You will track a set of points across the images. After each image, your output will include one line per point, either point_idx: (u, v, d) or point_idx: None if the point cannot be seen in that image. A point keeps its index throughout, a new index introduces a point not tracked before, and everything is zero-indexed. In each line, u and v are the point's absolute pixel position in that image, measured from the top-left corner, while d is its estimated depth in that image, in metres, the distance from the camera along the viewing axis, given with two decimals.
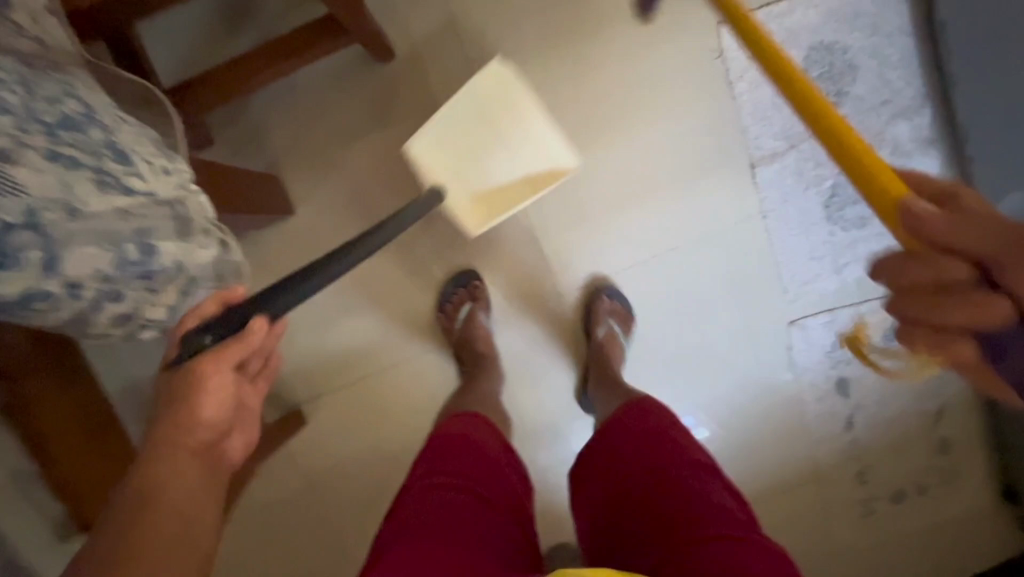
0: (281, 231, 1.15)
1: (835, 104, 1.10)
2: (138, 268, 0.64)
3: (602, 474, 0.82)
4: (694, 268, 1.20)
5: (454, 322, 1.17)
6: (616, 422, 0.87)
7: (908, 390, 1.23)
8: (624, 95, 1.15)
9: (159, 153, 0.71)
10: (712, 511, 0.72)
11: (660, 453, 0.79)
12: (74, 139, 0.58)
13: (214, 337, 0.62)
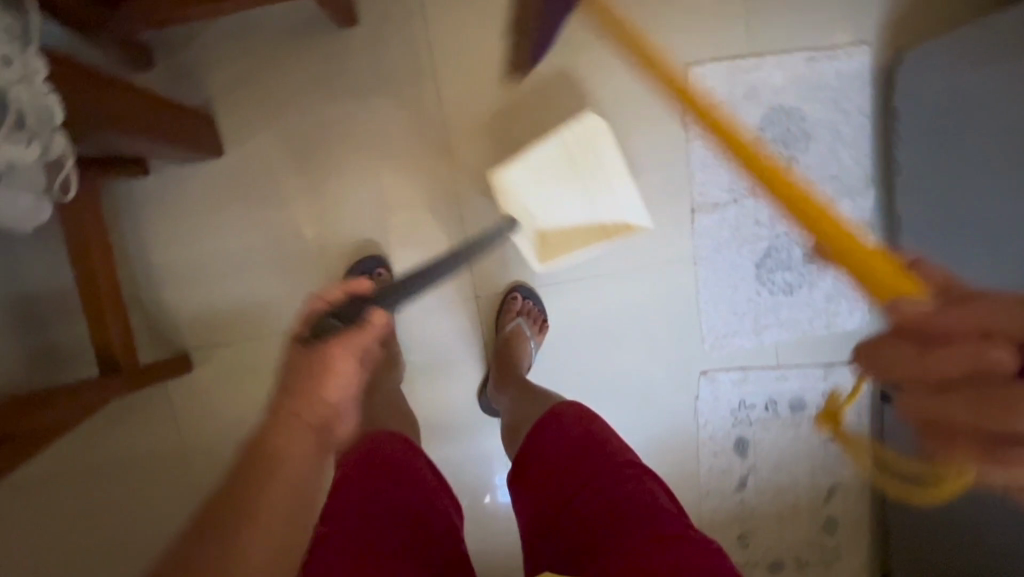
0: (204, 169, 1.04)
1: (785, 166, 1.11)
2: None
3: (543, 479, 0.69)
4: (616, 299, 1.12)
5: None
6: (553, 422, 0.73)
7: (813, 464, 1.21)
8: (588, 106, 1.08)
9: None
10: (660, 513, 0.62)
11: (595, 456, 0.68)
12: None
13: (341, 320, 0.54)
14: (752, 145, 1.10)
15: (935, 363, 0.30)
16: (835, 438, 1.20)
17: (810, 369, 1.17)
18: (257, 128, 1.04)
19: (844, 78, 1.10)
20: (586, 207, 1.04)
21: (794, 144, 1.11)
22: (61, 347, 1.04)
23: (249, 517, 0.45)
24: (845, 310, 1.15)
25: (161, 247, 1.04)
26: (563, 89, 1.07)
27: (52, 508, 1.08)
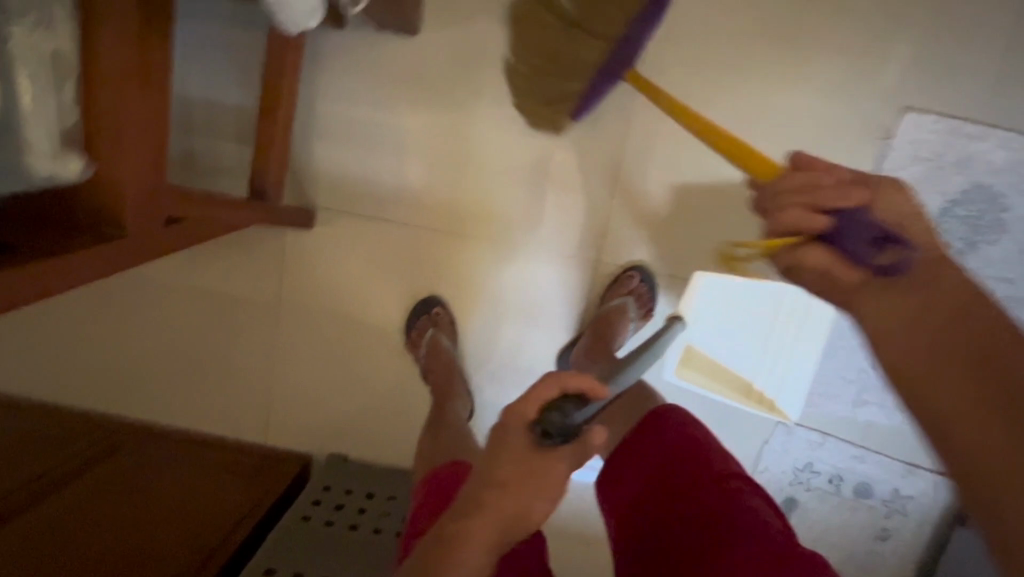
0: (393, 43, 1.04)
1: (963, 251, 1.02)
2: None
3: (643, 479, 0.77)
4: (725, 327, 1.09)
5: (417, 349, 1.09)
6: (659, 421, 0.81)
7: (851, 553, 1.16)
8: (784, 114, 1.02)
9: None
10: (758, 524, 0.66)
11: (703, 465, 0.74)
12: None
13: (568, 427, 0.52)
14: (937, 217, 1.02)
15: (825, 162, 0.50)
16: (887, 537, 1.15)
17: (891, 460, 1.12)
18: (458, 20, 1.03)
19: None
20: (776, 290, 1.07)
21: (984, 232, 1.01)
22: (209, 163, 1.08)
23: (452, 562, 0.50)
24: None
25: (327, 102, 1.06)
26: (766, 86, 1.01)
27: (142, 303, 1.13)
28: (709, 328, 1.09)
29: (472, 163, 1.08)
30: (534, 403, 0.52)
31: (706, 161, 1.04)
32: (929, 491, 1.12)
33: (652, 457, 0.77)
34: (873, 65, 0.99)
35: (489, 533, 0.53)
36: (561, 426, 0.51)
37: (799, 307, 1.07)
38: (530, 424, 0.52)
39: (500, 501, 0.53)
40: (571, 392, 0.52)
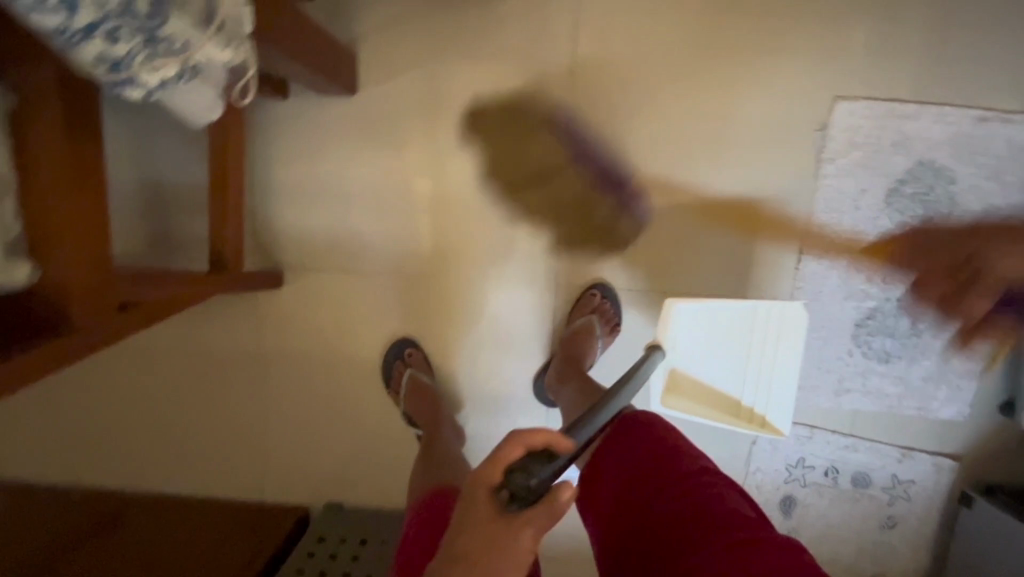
0: (336, 106, 1.09)
1: (916, 232, 1.03)
2: (150, 39, 0.40)
3: (621, 481, 0.77)
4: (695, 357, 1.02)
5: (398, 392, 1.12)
6: (625, 428, 0.81)
7: (860, 546, 1.13)
8: (719, 118, 1.04)
9: None
10: (728, 515, 0.67)
11: (670, 463, 0.75)
12: None
13: (532, 484, 0.49)
14: (887, 198, 1.02)
15: (498, 458, 0.51)
16: (894, 526, 1.12)
17: (884, 446, 1.10)
18: (397, 70, 1.07)
19: (1013, 146, 0.99)
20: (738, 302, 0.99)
21: (934, 209, 1.02)
22: (182, 240, 1.14)
23: None
24: (943, 394, 1.07)
25: (283, 166, 1.12)
26: (695, 97, 1.04)
27: (134, 378, 1.17)
28: (691, 347, 1.01)
29: (429, 206, 1.12)
30: (497, 467, 0.51)
31: (650, 174, 1.07)
32: (930, 474, 1.09)
33: (631, 456, 0.78)
34: (799, 63, 1.01)
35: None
36: (525, 488, 0.49)
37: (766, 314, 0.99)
38: (493, 490, 0.51)
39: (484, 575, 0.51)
40: (533, 451, 0.52)
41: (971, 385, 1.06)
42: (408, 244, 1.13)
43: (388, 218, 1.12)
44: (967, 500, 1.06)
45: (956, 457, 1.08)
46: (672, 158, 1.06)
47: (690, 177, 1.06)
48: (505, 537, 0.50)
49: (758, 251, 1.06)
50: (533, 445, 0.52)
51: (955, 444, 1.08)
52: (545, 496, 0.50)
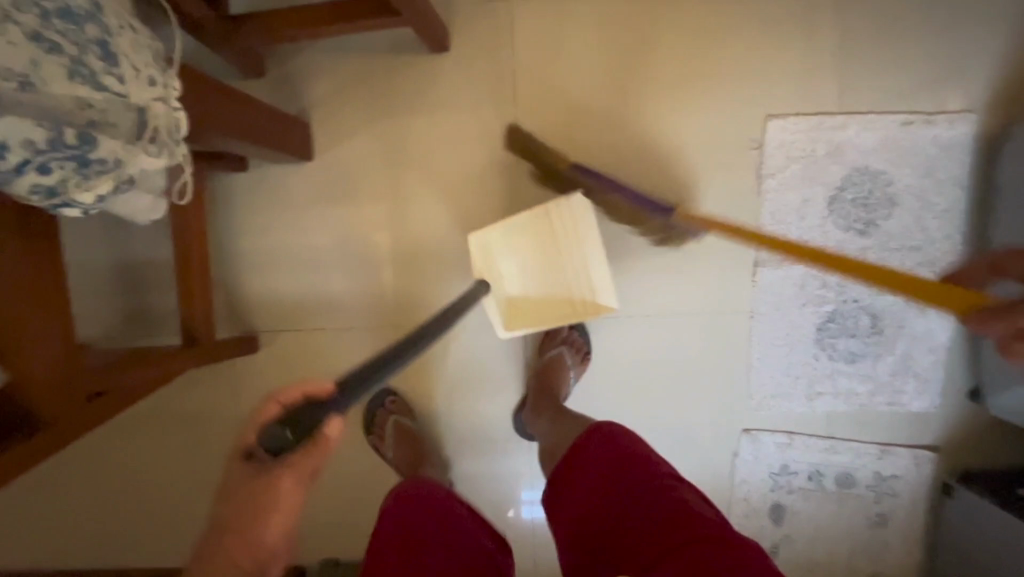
0: (295, 171, 1.13)
1: (862, 234, 1.06)
2: (82, 164, 0.46)
3: (591, 489, 0.78)
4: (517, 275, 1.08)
5: (385, 440, 1.11)
6: (592, 441, 0.82)
7: (853, 546, 1.14)
8: (661, 146, 1.08)
9: (149, 52, 0.53)
10: (690, 514, 0.70)
11: (635, 471, 0.77)
12: (64, 28, 0.44)
13: (296, 430, 0.50)
14: (829, 206, 1.06)
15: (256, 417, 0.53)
16: (884, 523, 1.13)
17: (862, 445, 1.11)
18: (349, 132, 1.12)
19: (940, 145, 1.04)
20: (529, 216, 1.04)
21: (876, 211, 1.06)
22: (160, 315, 1.17)
23: None
24: (911, 388, 1.09)
25: (250, 234, 1.15)
26: (634, 128, 1.08)
27: (122, 455, 1.19)
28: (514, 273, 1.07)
29: (394, 257, 1.15)
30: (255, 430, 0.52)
31: (602, 204, 1.11)
32: (910, 466, 1.11)
33: (601, 463, 0.79)
34: (729, 87, 1.06)
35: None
36: (280, 439, 0.49)
37: (559, 215, 1.03)
38: (247, 452, 0.51)
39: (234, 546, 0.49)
40: (288, 406, 0.53)
41: (936, 375, 1.08)
42: (377, 297, 1.16)
43: (356, 272, 1.16)
44: (949, 490, 1.07)
45: (934, 447, 1.10)
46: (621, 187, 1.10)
47: (641, 202, 1.10)
48: (267, 496, 0.50)
49: (714, 268, 1.10)
50: (289, 398, 0.53)
51: (930, 435, 1.10)
52: (311, 436, 0.51)
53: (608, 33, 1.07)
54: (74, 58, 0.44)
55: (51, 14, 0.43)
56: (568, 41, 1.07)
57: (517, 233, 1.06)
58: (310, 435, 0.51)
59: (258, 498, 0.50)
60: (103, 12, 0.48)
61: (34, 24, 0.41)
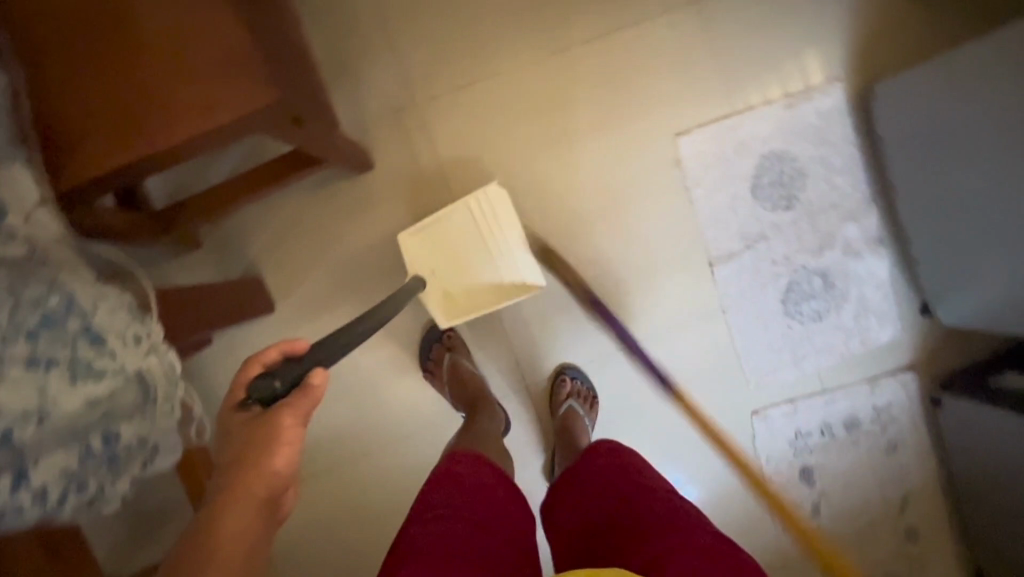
0: (259, 327, 1.11)
1: (789, 208, 1.18)
2: (103, 455, 0.58)
3: (596, 490, 0.82)
4: (452, 265, 1.06)
5: (440, 378, 1.11)
6: (596, 457, 0.86)
7: (880, 478, 1.23)
8: (593, 189, 1.16)
9: (131, 317, 0.61)
10: (678, 525, 0.73)
11: (632, 485, 0.80)
12: (51, 339, 0.52)
13: (283, 380, 0.61)
14: (753, 194, 1.17)
15: (243, 375, 0.64)
16: (897, 448, 1.23)
17: (855, 386, 1.22)
18: (303, 271, 1.11)
19: (823, 114, 1.17)
20: (458, 210, 1.05)
21: (793, 185, 1.18)
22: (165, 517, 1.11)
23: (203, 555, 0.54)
24: (876, 324, 1.21)
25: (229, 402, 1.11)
26: (565, 180, 1.15)
27: None
28: (446, 265, 1.06)
29: (385, 373, 1.16)
30: (243, 388, 0.63)
31: (560, 257, 1.16)
32: (900, 391, 1.22)
33: (601, 475, 0.83)
34: (633, 120, 1.15)
35: (253, 509, 0.57)
36: (266, 391, 0.61)
37: (483, 207, 1.04)
38: (240, 403, 0.62)
39: (248, 477, 0.58)
40: (269, 365, 0.64)
41: (891, 306, 1.21)
42: (381, 416, 1.16)
43: (356, 397, 1.16)
44: (938, 401, 1.18)
45: (911, 368, 1.22)
46: (570, 236, 1.16)
47: (594, 245, 1.16)
48: (267, 437, 0.58)
49: (677, 281, 1.18)
50: (267, 358, 0.64)
51: (904, 358, 1.22)
52: (295, 386, 0.61)
53: (513, 105, 1.13)
54: (69, 360, 0.53)
55: (38, 329, 0.51)
56: (479, 125, 1.13)
57: (450, 229, 1.06)
58: (293, 380, 0.62)
59: (258, 438, 0.59)
60: (79, 301, 0.56)
61: (27, 350, 0.50)
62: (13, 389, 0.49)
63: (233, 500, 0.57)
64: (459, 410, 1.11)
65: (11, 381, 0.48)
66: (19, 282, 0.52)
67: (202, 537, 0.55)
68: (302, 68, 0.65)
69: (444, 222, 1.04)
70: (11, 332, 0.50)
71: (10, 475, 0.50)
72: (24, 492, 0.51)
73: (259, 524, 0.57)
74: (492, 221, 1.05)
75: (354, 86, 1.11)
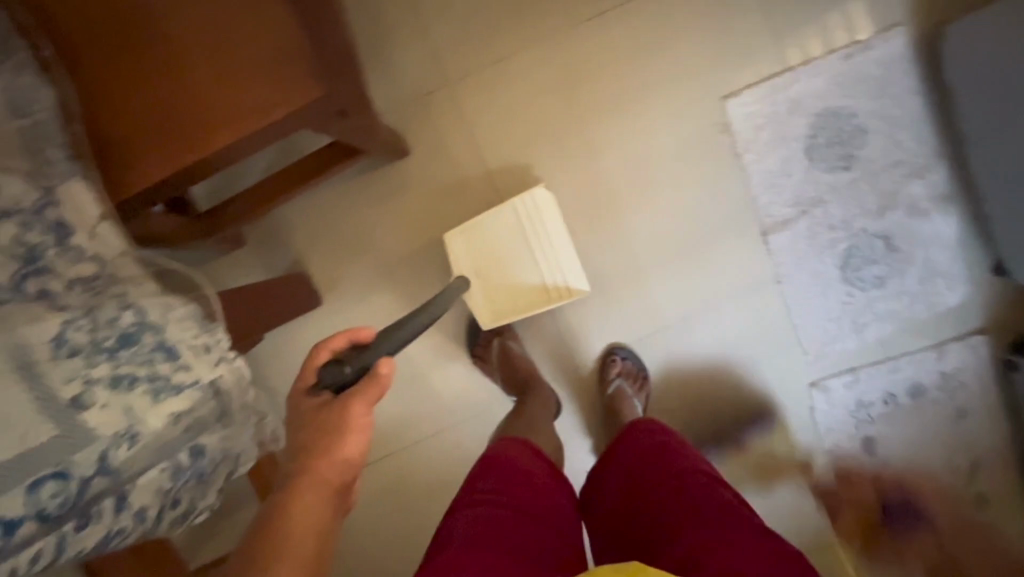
0: (307, 321, 1.11)
1: (847, 168, 1.11)
2: (192, 472, 0.60)
3: (632, 471, 0.80)
4: (493, 267, 1.05)
5: (490, 364, 1.11)
6: (632, 439, 0.84)
7: (949, 446, 1.18)
8: (637, 161, 1.11)
9: (199, 328, 0.64)
10: (713, 512, 0.70)
11: (668, 468, 0.78)
12: (129, 355, 0.55)
13: (352, 368, 0.60)
14: (808, 155, 1.10)
15: (314, 361, 0.63)
16: (966, 415, 1.17)
17: (920, 353, 1.16)
18: (347, 263, 1.10)
19: (884, 63, 1.08)
20: (501, 212, 1.02)
21: (851, 143, 1.10)
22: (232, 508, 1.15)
23: (275, 535, 0.53)
24: (943, 287, 1.14)
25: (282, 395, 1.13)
26: (606, 153, 1.10)
27: None
28: (487, 265, 1.05)
29: (433, 360, 1.16)
30: (313, 373, 0.63)
31: (605, 234, 1.12)
32: (969, 356, 1.16)
33: (637, 458, 0.81)
34: (676, 85, 1.09)
35: (322, 497, 0.57)
36: (335, 377, 0.59)
37: (529, 212, 1.02)
38: (310, 390, 0.61)
39: (321, 465, 0.58)
40: (337, 351, 0.63)
41: (960, 267, 1.14)
42: (432, 403, 1.17)
43: (406, 386, 1.17)
44: (1013, 365, 1.12)
45: (982, 331, 1.15)
46: (614, 212, 1.12)
47: (640, 219, 1.12)
48: (344, 426, 0.59)
49: (728, 253, 1.13)
50: (336, 346, 0.63)
51: (974, 321, 1.15)
52: (363, 374, 0.60)
53: (549, 78, 1.08)
54: (150, 376, 0.56)
55: (116, 347, 0.55)
56: (515, 102, 1.08)
57: (495, 230, 1.04)
58: (361, 368, 0.60)
59: (331, 427, 0.58)
60: (150, 318, 0.59)
61: (110, 370, 0.53)
62: (102, 410, 0.52)
63: (308, 485, 0.57)
64: (510, 394, 1.11)
65: (100, 405, 0.52)
66: (96, 304, 0.56)
67: (273, 520, 0.54)
68: (350, 60, 0.64)
69: (490, 224, 1.03)
70: (92, 351, 0.53)
71: (112, 500, 0.54)
72: (126, 515, 0.55)
73: (332, 510, 0.57)
74: (536, 225, 1.02)
75: (385, 69, 1.08)
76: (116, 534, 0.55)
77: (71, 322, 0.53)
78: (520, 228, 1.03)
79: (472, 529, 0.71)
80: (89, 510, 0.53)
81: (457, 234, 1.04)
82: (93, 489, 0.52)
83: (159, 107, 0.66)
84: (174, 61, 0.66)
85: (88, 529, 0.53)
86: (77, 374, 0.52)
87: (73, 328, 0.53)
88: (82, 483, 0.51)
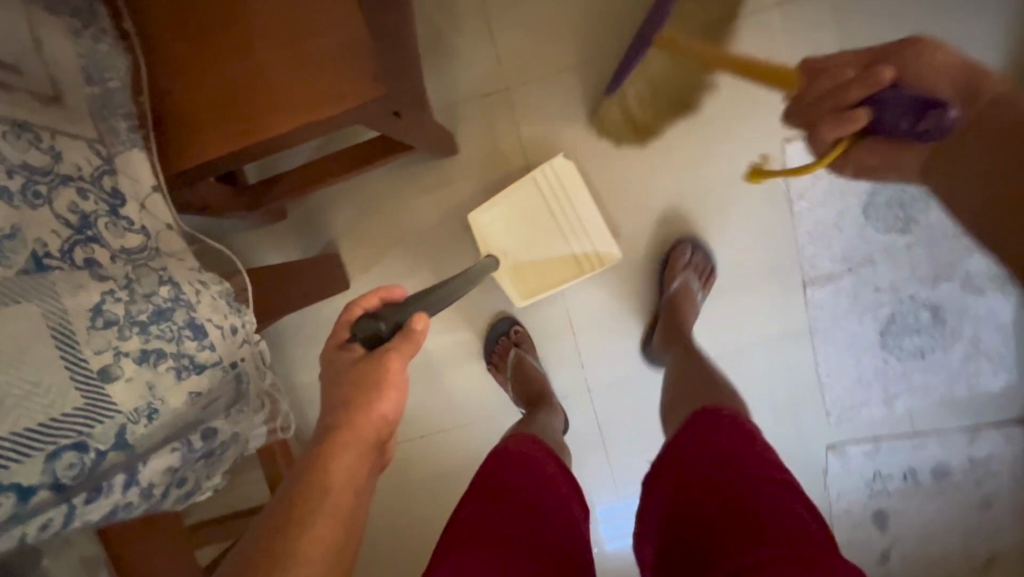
0: (334, 302, 1.14)
1: (904, 231, 1.06)
2: (201, 452, 0.63)
3: (698, 463, 0.69)
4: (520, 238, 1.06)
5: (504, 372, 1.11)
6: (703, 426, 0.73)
7: (967, 534, 1.12)
8: (683, 193, 1.08)
9: (229, 310, 0.66)
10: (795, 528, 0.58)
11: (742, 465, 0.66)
12: (161, 330, 0.58)
13: (388, 323, 0.61)
14: (864, 212, 1.06)
15: (346, 318, 0.64)
16: (991, 505, 1.11)
17: (951, 434, 1.11)
18: (380, 252, 1.11)
19: None
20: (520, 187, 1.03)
21: (913, 206, 1.05)
22: None
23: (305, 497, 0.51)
24: (987, 370, 1.08)
25: (300, 370, 1.16)
26: (654, 181, 1.08)
27: None
28: (515, 240, 1.06)
29: (450, 359, 1.17)
30: (345, 328, 0.63)
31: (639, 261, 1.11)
32: (1003, 446, 1.09)
33: (705, 449, 0.70)
34: (737, 121, 1.05)
35: (362, 453, 0.56)
36: (371, 330, 0.60)
37: (553, 181, 1.03)
38: (344, 343, 0.61)
39: (359, 420, 0.57)
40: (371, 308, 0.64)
41: (1009, 352, 1.08)
42: (443, 401, 1.18)
43: (420, 380, 1.18)
44: None
45: (1021, 422, 1.09)
46: (652, 241, 1.10)
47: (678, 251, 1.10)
48: (384, 379, 0.58)
49: (763, 300, 1.10)
50: (367, 303, 0.64)
51: (1014, 410, 1.09)
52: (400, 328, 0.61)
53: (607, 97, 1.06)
54: (176, 352, 0.58)
55: (149, 322, 0.57)
56: (569, 117, 1.07)
57: (515, 206, 1.05)
58: (395, 324, 0.61)
59: (366, 380, 0.58)
60: (185, 296, 0.61)
61: (139, 344, 0.55)
62: (128, 385, 0.54)
63: (345, 441, 0.55)
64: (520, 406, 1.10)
65: (127, 377, 0.54)
66: (136, 276, 0.59)
67: (314, 473, 0.53)
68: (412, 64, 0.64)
69: (512, 198, 1.04)
70: (127, 324, 0.55)
71: (122, 477, 0.55)
72: (133, 491, 0.57)
73: (370, 464, 0.57)
74: (560, 196, 1.03)
75: (445, 67, 1.08)
76: (123, 507, 0.57)
77: (110, 292, 0.55)
78: (545, 202, 1.03)
79: (484, 527, 0.70)
80: (101, 484, 0.54)
81: (485, 208, 1.04)
82: (108, 463, 0.53)
83: (218, 90, 0.69)
84: (240, 48, 0.67)
85: (97, 505, 0.54)
86: (109, 345, 0.53)
87: (110, 300, 0.55)
88: (98, 455, 0.52)
